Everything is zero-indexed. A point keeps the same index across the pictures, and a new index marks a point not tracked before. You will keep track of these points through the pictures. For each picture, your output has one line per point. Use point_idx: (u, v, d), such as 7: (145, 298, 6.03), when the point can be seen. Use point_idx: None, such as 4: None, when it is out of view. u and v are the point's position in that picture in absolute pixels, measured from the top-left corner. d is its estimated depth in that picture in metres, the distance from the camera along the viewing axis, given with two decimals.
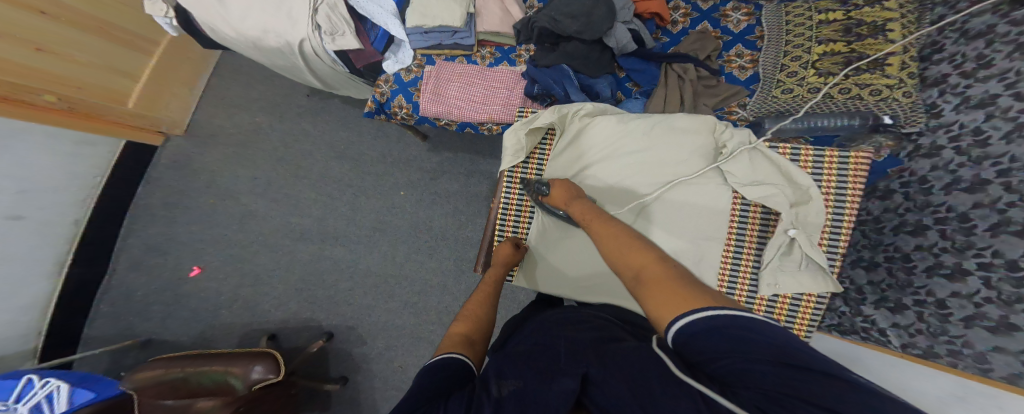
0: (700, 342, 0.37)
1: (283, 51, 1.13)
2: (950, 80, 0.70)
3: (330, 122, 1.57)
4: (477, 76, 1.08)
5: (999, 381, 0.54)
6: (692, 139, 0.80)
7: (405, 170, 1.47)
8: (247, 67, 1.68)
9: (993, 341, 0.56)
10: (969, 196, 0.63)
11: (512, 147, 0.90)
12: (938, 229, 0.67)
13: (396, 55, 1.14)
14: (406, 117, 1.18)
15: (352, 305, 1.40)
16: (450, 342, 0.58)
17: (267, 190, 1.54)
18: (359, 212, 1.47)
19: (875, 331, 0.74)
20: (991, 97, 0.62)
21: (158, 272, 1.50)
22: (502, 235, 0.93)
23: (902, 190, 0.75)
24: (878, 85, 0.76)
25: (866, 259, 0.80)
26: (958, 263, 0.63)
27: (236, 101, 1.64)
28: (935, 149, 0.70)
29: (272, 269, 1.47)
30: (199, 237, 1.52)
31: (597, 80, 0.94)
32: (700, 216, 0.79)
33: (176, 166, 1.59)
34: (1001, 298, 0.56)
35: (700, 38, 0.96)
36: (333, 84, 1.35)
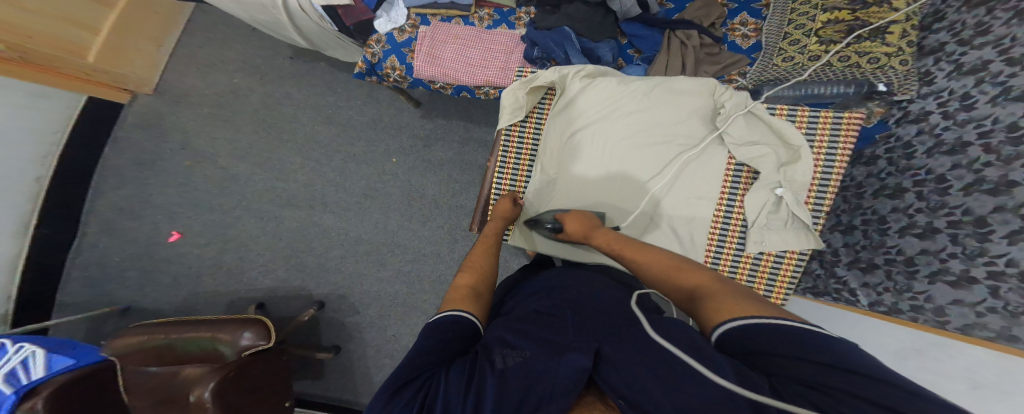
0: (752, 340, 0.41)
1: (265, 6, 1.05)
2: (947, 49, 0.70)
3: (314, 85, 1.50)
4: (474, 38, 1.06)
5: (954, 332, 0.60)
6: (692, 101, 0.81)
7: (396, 136, 1.44)
8: (220, 21, 1.57)
9: (953, 294, 0.62)
10: (947, 158, 0.66)
11: (512, 105, 0.90)
12: (916, 191, 0.70)
13: (390, 14, 1.09)
14: (399, 79, 1.14)
15: (344, 273, 1.39)
16: (456, 295, 0.59)
17: (250, 156, 1.48)
18: (349, 178, 1.44)
19: (846, 292, 0.80)
20: (983, 63, 0.63)
21: (133, 236, 1.45)
22: (501, 190, 0.93)
23: (886, 155, 0.78)
24: (878, 53, 0.77)
25: (844, 223, 0.85)
26: (929, 222, 0.67)
27: (213, 59, 1.54)
28: (921, 116, 0.72)
29: (258, 236, 1.44)
30: (175, 201, 1.47)
31: (599, 44, 0.93)
32: (696, 176, 0.81)
33: (149, 127, 1.50)
34: (965, 252, 0.61)
35: (705, 4, 0.95)
36: (319, 44, 1.28)
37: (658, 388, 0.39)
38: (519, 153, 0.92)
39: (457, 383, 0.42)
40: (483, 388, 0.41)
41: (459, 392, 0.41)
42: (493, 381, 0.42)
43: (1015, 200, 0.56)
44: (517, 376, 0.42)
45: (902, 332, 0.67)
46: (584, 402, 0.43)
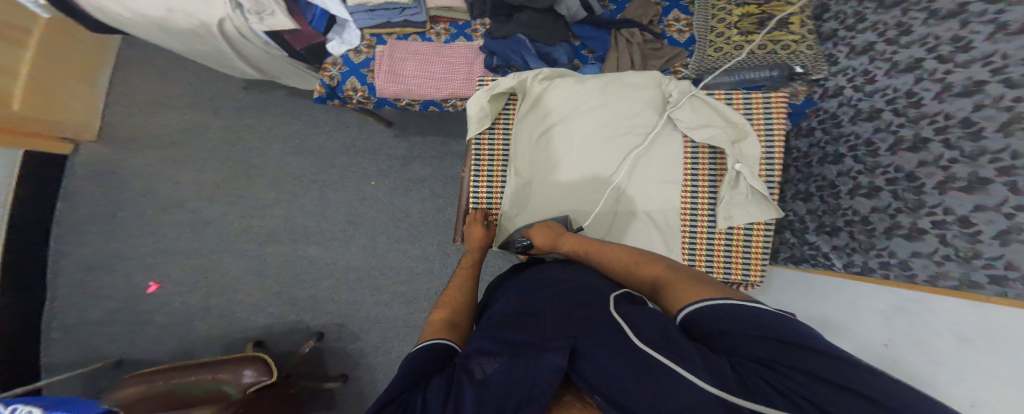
0: (718, 318, 0.44)
1: (199, 32, 1.07)
2: (840, 34, 0.82)
3: (276, 115, 1.52)
4: (432, 53, 1.14)
5: (924, 286, 0.61)
6: (643, 93, 0.86)
7: (373, 160, 1.44)
8: (168, 62, 1.59)
9: (910, 246, 0.65)
10: (868, 124, 0.73)
11: (477, 116, 0.91)
12: (852, 156, 0.77)
13: (342, 37, 1.18)
14: (361, 100, 1.25)
15: (339, 302, 1.39)
16: (433, 328, 0.60)
17: (228, 196, 1.48)
18: (329, 207, 1.44)
19: (821, 257, 0.82)
20: (869, 44, 0.74)
21: (110, 290, 1.44)
22: (477, 206, 0.93)
23: (819, 127, 0.85)
24: (788, 40, 0.87)
25: (802, 192, 0.89)
26: (871, 181, 0.72)
27: (180, 106, 1.55)
28: (838, 92, 0.81)
29: (245, 276, 1.43)
30: (152, 250, 1.46)
31: (554, 48, 0.94)
32: (659, 162, 0.85)
33: (110, 180, 1.49)
34: (908, 207, 0.65)
35: (642, 3, 0.99)
36: (269, 71, 1.35)
37: (636, 381, 0.40)
38: (491, 163, 0.93)
39: (434, 400, 0.43)
40: (460, 398, 0.42)
41: (436, 405, 0.42)
42: (472, 392, 0.42)
43: (933, 154, 0.61)
44: (496, 383, 0.43)
45: (883, 293, 0.66)
46: (564, 398, 0.44)
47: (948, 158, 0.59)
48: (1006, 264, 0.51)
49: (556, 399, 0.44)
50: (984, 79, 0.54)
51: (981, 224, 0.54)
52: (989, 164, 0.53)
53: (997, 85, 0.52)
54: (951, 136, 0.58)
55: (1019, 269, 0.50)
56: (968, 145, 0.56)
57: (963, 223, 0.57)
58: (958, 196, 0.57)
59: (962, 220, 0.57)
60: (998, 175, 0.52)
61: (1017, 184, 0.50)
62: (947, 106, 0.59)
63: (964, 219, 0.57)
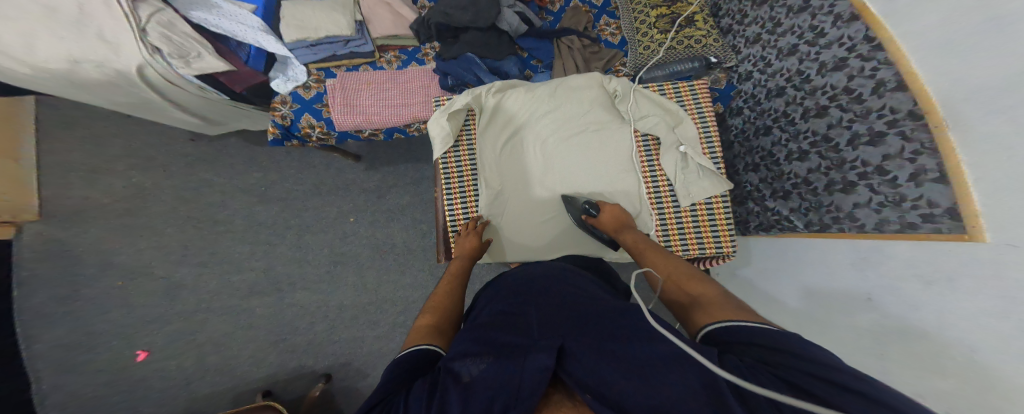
0: (742, 335, 0.46)
1: (116, 81, 1.07)
2: (735, 28, 1.00)
3: (235, 165, 1.52)
4: (386, 81, 1.16)
5: (872, 233, 0.69)
6: (587, 93, 0.91)
7: (347, 195, 1.47)
8: (102, 125, 1.54)
9: (849, 198, 0.74)
10: (779, 99, 0.88)
11: (439, 136, 0.90)
12: (779, 127, 0.89)
13: (286, 74, 1.17)
14: (321, 136, 1.23)
15: (338, 342, 1.38)
16: (417, 334, 0.60)
17: (200, 255, 1.45)
18: (309, 250, 1.45)
19: (784, 220, 0.90)
20: (757, 35, 0.93)
21: (92, 370, 1.35)
22: (455, 223, 0.90)
23: (744, 106, 1.00)
24: (698, 35, 1.00)
25: (750, 164, 1.00)
26: (798, 147, 0.84)
27: (137, 169, 1.50)
28: (749, 74, 0.96)
29: (235, 331, 1.40)
30: (128, 321, 1.40)
31: (503, 63, 0.97)
32: (612, 153, 0.90)
33: (66, 257, 1.43)
34: (832, 163, 0.77)
35: (574, 14, 1.06)
36: (213, 118, 1.36)
37: (628, 380, 0.42)
38: (461, 178, 0.91)
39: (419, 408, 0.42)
40: (446, 404, 0.42)
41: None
42: (457, 395, 0.42)
43: (835, 117, 0.75)
44: (483, 381, 0.44)
45: (845, 247, 0.76)
46: (552, 397, 0.45)
47: (851, 119, 0.72)
48: (927, 203, 0.60)
49: (546, 397, 0.46)
50: (843, 56, 0.72)
51: (895, 171, 0.65)
52: (877, 119, 0.66)
53: (855, 61, 0.70)
54: (843, 100, 0.73)
55: (938, 206, 0.58)
56: (860, 106, 0.70)
57: (881, 172, 0.67)
58: (868, 150, 0.69)
59: (879, 169, 0.68)
60: (888, 128, 0.65)
61: (903, 133, 0.62)
62: (831, 78, 0.75)
63: (881, 168, 0.67)
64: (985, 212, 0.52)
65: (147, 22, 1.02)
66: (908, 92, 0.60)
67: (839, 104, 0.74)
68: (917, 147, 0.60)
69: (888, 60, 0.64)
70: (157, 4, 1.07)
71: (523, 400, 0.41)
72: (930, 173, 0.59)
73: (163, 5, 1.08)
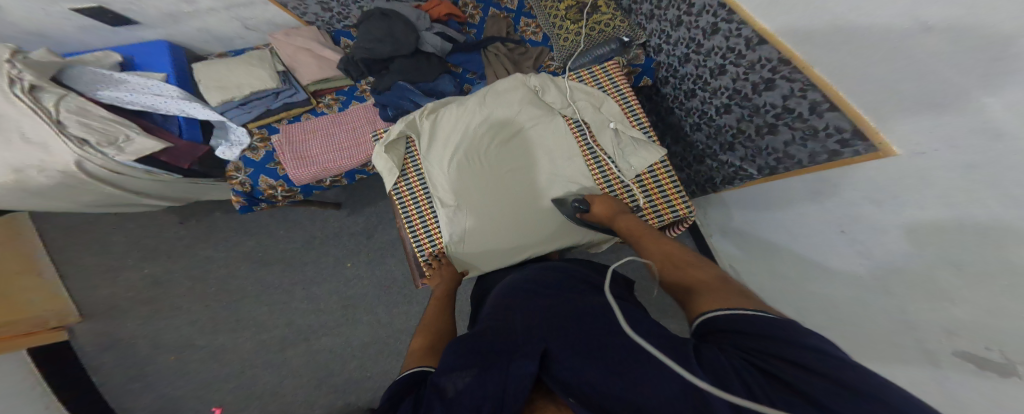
0: (737, 323, 0.47)
1: (66, 182, 1.04)
2: (634, 7, 1.11)
3: (227, 238, 1.54)
4: (332, 125, 1.13)
5: (812, 168, 0.76)
6: (513, 94, 0.92)
7: (339, 243, 1.51)
8: (95, 229, 1.56)
9: (779, 139, 0.83)
10: (688, 64, 0.98)
11: (386, 169, 0.92)
12: (698, 88, 0.99)
13: (230, 139, 1.12)
14: (286, 194, 1.19)
15: (373, 374, 1.38)
16: (415, 357, 0.62)
17: (224, 323, 1.46)
18: (320, 300, 1.47)
19: (740, 172, 0.99)
20: (652, 12, 1.03)
21: None
22: (424, 252, 0.88)
23: (666, 74, 1.09)
24: (607, 18, 1.08)
25: (691, 123, 1.09)
26: (719, 102, 0.94)
27: (142, 261, 1.52)
28: (660, 47, 1.06)
29: (280, 382, 1.39)
30: (188, 387, 1.38)
31: (438, 83, 1.01)
32: (556, 141, 0.91)
33: (113, 346, 1.43)
34: (750, 110, 0.86)
35: (494, 23, 1.11)
36: (180, 197, 1.32)
37: (612, 380, 0.45)
38: (416, 202, 0.91)
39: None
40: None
41: None
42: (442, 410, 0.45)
43: (731, 73, 0.86)
44: (470, 398, 0.46)
45: (796, 182, 0.83)
46: (536, 403, 0.48)
47: (746, 72, 0.82)
48: (836, 131, 0.67)
49: (532, 405, 0.48)
50: (713, 21, 0.84)
51: (798, 108, 0.73)
52: (762, 69, 0.77)
53: (723, 23, 0.81)
54: (731, 57, 0.83)
55: (845, 130, 0.65)
56: (745, 61, 0.80)
57: (788, 111, 0.76)
58: (770, 95, 0.78)
59: (786, 109, 0.76)
60: (773, 74, 0.75)
61: (785, 77, 0.73)
62: (714, 41, 0.86)
63: (787, 107, 0.76)
64: (884, 129, 0.58)
65: (57, 113, 0.98)
66: (770, 45, 0.72)
67: (731, 61, 0.84)
68: (801, 86, 0.70)
69: (742, 20, 0.76)
70: (57, 89, 1.01)
71: (509, 407, 0.44)
72: (823, 105, 0.68)
73: (66, 90, 1.03)
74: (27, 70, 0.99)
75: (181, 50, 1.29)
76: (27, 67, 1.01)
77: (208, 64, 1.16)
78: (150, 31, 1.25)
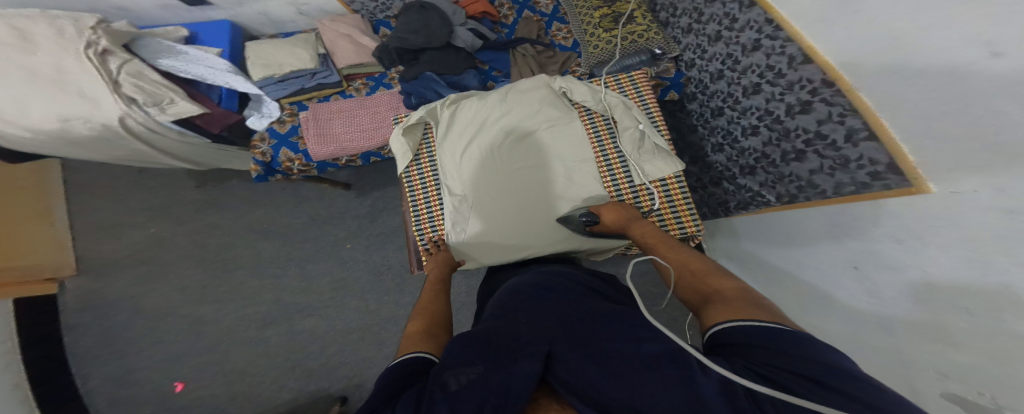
0: (753, 335, 0.45)
1: (105, 135, 1.13)
2: (672, 21, 1.15)
3: (238, 207, 1.59)
4: (357, 107, 1.19)
5: (832, 198, 0.76)
6: (536, 94, 0.97)
7: (342, 224, 1.55)
8: (115, 184, 1.64)
9: (804, 166, 0.82)
10: (721, 81, 0.99)
11: (400, 152, 0.98)
12: (729, 107, 0.99)
13: (261, 111, 1.21)
14: (302, 168, 1.24)
15: (349, 363, 1.36)
16: (411, 342, 0.61)
17: (216, 292, 1.49)
18: (311, 279, 1.49)
19: (757, 198, 0.98)
20: (690, 26, 1.07)
21: (134, 402, 1.35)
22: (424, 239, 0.93)
23: (696, 90, 1.11)
24: (642, 29, 1.13)
25: (714, 144, 1.09)
26: (748, 122, 0.94)
27: (154, 219, 1.59)
28: (693, 62, 1.09)
29: (253, 360, 1.39)
30: (158, 358, 1.41)
31: (462, 77, 1.06)
32: (572, 143, 0.94)
33: (100, 306, 1.49)
34: (779, 134, 0.86)
35: (526, 25, 1.19)
36: (202, 161, 1.40)
37: (613, 383, 0.44)
38: (424, 189, 0.96)
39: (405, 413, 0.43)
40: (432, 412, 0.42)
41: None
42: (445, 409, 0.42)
43: (766, 93, 0.86)
44: (473, 392, 0.44)
45: (812, 212, 0.82)
46: (539, 402, 0.47)
47: (782, 92, 0.81)
48: (869, 162, 0.65)
49: (534, 404, 0.47)
50: (757, 37, 0.84)
51: (832, 135, 0.72)
52: (800, 90, 0.76)
53: (766, 40, 0.82)
54: (769, 75, 0.83)
55: (879, 162, 0.63)
56: (784, 80, 0.80)
57: (821, 137, 0.75)
58: (804, 118, 0.78)
59: (819, 134, 0.75)
60: (812, 96, 0.74)
61: (826, 100, 0.71)
62: (754, 57, 0.86)
63: (820, 133, 0.75)
64: (919, 163, 0.56)
65: (117, 74, 1.07)
66: (815, 64, 0.71)
67: (769, 79, 0.84)
68: (840, 111, 0.68)
69: (789, 38, 0.76)
70: (124, 55, 1.12)
71: (512, 405, 0.43)
72: (859, 133, 0.66)
73: (132, 56, 1.13)
74: (104, 37, 1.11)
75: (240, 30, 1.41)
76: (108, 34, 1.13)
77: (260, 44, 1.26)
78: (217, 12, 1.37)
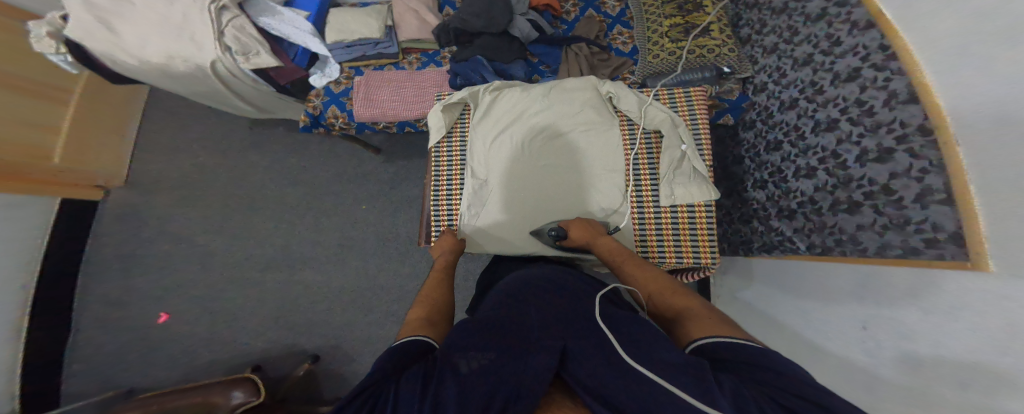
0: (732, 350, 0.46)
1: (196, 74, 1.24)
2: (753, 38, 1.01)
3: (277, 151, 1.66)
4: (407, 79, 1.25)
5: (873, 257, 0.68)
6: (581, 95, 0.96)
7: (362, 184, 1.57)
8: (175, 109, 1.73)
9: (854, 219, 0.73)
10: (791, 112, 0.87)
11: (435, 126, 1.01)
12: (788, 142, 0.89)
13: (323, 71, 1.32)
14: (343, 126, 1.31)
15: (332, 323, 1.43)
16: (411, 329, 0.61)
17: (235, 228, 1.57)
18: (322, 232, 1.54)
19: (786, 242, 0.89)
20: (774, 45, 0.93)
21: (127, 325, 1.48)
22: (439, 219, 0.98)
23: (756, 118, 1.00)
24: (711, 44, 1.03)
25: (758, 180, 1.00)
26: (806, 163, 0.84)
27: (201, 146, 1.68)
28: (763, 86, 0.96)
29: (245, 304, 1.48)
30: (166, 283, 1.52)
31: (510, 65, 1.11)
32: (603, 152, 0.93)
33: (131, 221, 1.59)
34: (839, 181, 0.76)
35: (587, 23, 1.17)
36: (264, 106, 1.50)
37: (618, 381, 0.43)
38: (450, 170, 1.00)
39: (412, 390, 0.43)
40: (440, 394, 0.41)
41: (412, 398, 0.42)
42: (454, 388, 0.42)
43: (844, 132, 0.74)
44: (483, 377, 0.44)
45: (847, 269, 0.73)
46: (552, 397, 0.46)
47: (862, 134, 0.70)
48: (931, 226, 0.58)
49: (548, 398, 0.46)
50: (858, 65, 0.70)
51: (901, 191, 0.63)
52: (887, 134, 0.64)
53: (868, 70, 0.68)
54: (854, 112, 0.71)
55: (944, 230, 0.56)
56: (870, 120, 0.68)
57: (886, 192, 0.66)
58: (875, 168, 0.67)
59: (886, 189, 0.66)
60: (898, 145, 0.62)
61: (912, 150, 0.60)
62: (843, 89, 0.73)
63: (887, 187, 0.66)
64: (992, 238, 0.48)
65: (223, 25, 1.18)
66: (920, 106, 0.58)
67: (850, 117, 0.72)
68: (924, 165, 0.58)
69: (902, 70, 0.61)
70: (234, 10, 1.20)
71: (524, 401, 0.42)
72: (936, 194, 0.57)
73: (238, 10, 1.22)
74: None
75: None
76: None
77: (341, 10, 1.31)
78: None
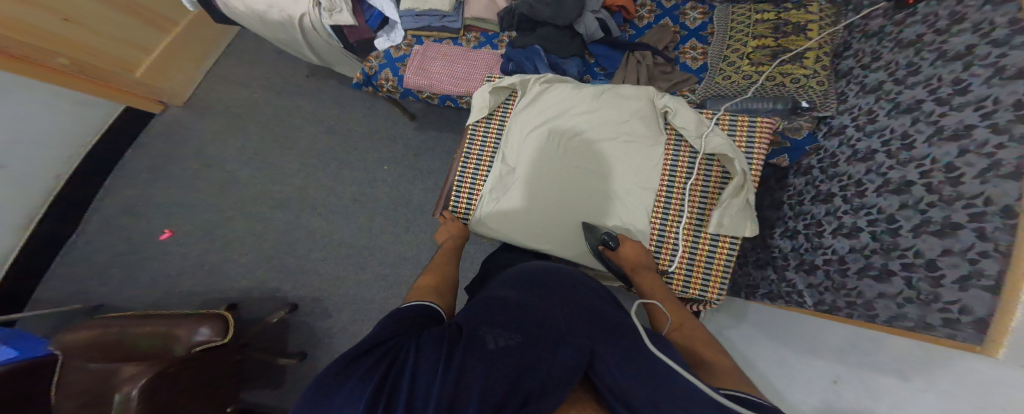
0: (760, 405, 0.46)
1: (285, 25, 1.31)
2: (854, 72, 0.89)
3: (324, 100, 1.69)
4: (460, 56, 1.25)
5: (882, 325, 0.64)
6: (633, 104, 0.91)
7: (389, 146, 1.58)
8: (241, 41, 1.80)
9: (877, 287, 0.69)
10: (862, 164, 0.79)
11: (479, 105, 1.00)
12: (841, 196, 0.83)
13: (389, 35, 1.32)
14: (391, 89, 1.34)
15: (321, 275, 1.41)
16: (418, 292, 0.63)
17: (262, 162, 1.59)
18: (342, 182, 1.54)
19: (795, 293, 0.87)
20: (880, 83, 0.80)
21: (126, 235, 1.50)
22: (461, 190, 0.97)
23: (817, 165, 0.92)
24: (798, 74, 0.97)
25: (790, 228, 0.95)
26: (853, 222, 0.78)
27: (256, 81, 1.73)
28: (838, 130, 0.88)
29: (245, 236, 1.49)
30: (178, 201, 1.55)
31: (565, 61, 1.11)
32: (641, 168, 0.89)
33: (169, 135, 1.64)
34: (883, 247, 0.70)
35: (659, 32, 1.15)
36: (328, 59, 1.53)
37: (643, 385, 0.43)
38: (482, 149, 0.99)
39: (430, 351, 0.42)
40: (461, 364, 0.40)
41: (431, 361, 0.41)
42: (481, 364, 0.40)
43: (913, 197, 0.66)
44: (511, 356, 0.42)
45: (844, 330, 0.69)
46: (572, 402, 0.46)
47: (930, 203, 0.63)
48: (960, 308, 0.54)
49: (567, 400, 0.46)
50: (972, 123, 0.59)
51: (946, 269, 0.58)
52: (962, 208, 0.58)
53: (983, 129, 0.57)
54: (938, 174, 0.63)
55: (971, 313, 0.53)
56: (952, 188, 0.60)
57: (928, 267, 0.61)
58: (930, 240, 0.62)
59: (931, 264, 0.61)
60: (969, 221, 0.56)
61: (983, 231, 0.54)
62: (937, 149, 0.63)
63: (932, 263, 0.61)
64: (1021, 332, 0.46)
65: None
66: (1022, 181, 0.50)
67: (924, 180, 0.65)
68: (988, 248, 0.52)
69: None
70: None
71: (550, 398, 0.41)
72: (987, 279, 0.52)
73: None
74: None
75: None
76: None
77: None
78: None
